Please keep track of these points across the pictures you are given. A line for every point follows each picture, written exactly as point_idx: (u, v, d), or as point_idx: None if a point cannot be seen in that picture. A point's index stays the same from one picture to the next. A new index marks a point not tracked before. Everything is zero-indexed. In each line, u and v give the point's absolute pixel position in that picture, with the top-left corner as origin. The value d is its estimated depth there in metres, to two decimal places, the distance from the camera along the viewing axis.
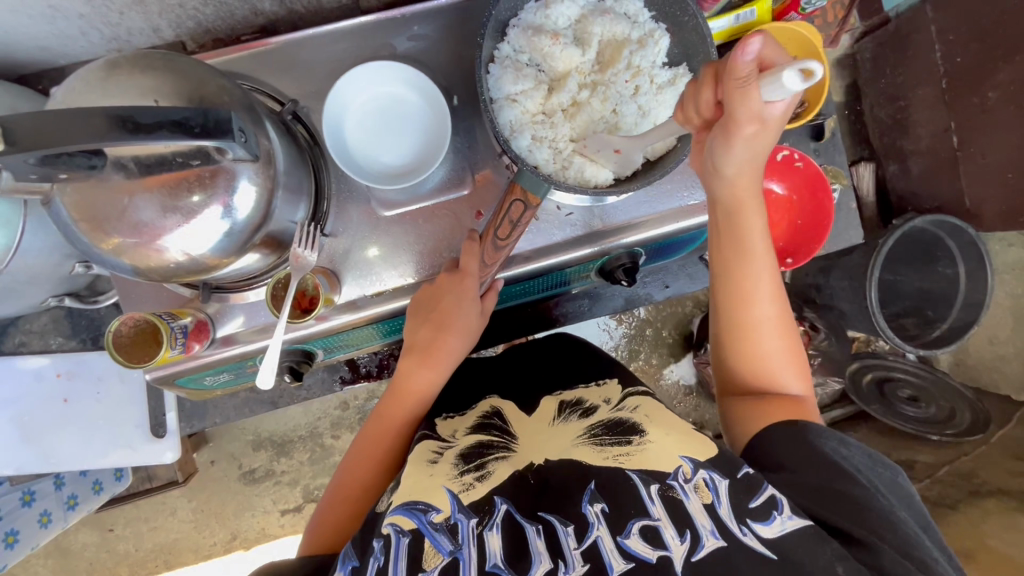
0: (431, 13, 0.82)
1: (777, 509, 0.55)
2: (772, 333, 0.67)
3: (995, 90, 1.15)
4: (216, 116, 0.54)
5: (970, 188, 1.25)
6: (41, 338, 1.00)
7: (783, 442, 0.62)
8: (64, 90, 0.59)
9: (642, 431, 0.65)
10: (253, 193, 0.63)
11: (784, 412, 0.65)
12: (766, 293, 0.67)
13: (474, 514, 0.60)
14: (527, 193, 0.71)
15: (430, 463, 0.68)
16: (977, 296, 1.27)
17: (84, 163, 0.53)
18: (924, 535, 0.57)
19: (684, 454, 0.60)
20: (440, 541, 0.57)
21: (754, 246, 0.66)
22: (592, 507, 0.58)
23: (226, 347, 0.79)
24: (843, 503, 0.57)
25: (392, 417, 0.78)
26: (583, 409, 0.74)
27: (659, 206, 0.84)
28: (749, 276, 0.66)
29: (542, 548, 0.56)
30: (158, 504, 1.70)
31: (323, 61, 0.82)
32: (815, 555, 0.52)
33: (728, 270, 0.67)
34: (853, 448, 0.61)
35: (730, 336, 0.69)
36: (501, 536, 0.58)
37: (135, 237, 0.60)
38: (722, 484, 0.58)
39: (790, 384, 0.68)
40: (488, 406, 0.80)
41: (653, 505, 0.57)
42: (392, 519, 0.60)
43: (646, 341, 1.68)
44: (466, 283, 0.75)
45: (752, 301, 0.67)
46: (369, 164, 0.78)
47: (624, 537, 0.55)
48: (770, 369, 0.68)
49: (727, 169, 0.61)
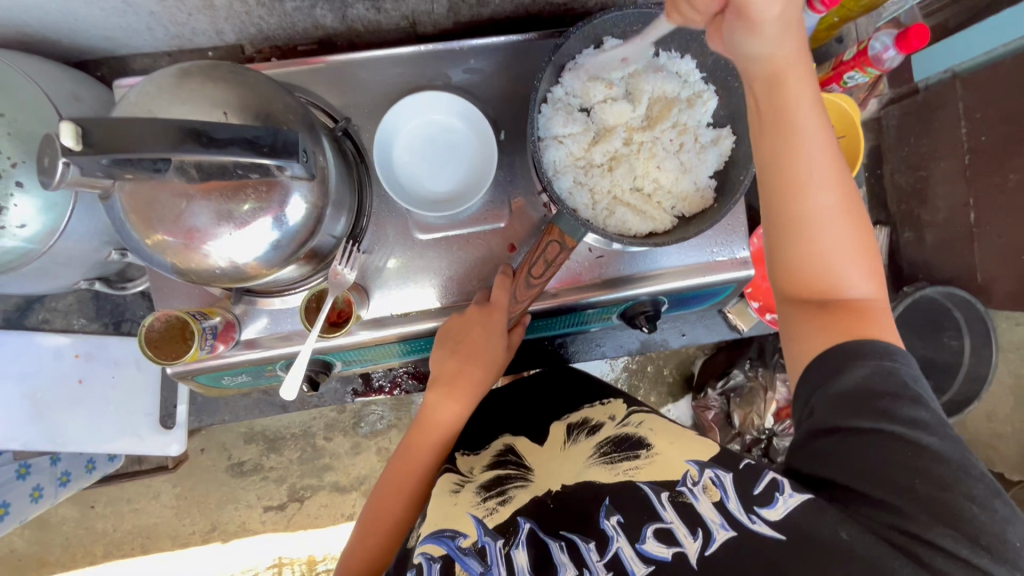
0: (488, 49, 0.84)
1: (779, 490, 0.59)
2: (832, 222, 0.60)
3: (1016, 172, 1.18)
4: (285, 137, 0.55)
5: (983, 263, 1.29)
6: (65, 317, 1.01)
7: (826, 375, 0.59)
8: (137, 91, 0.61)
9: (648, 443, 0.70)
10: (304, 208, 0.65)
11: (844, 320, 0.60)
12: (821, 174, 0.59)
13: (500, 535, 0.63)
14: (564, 236, 0.71)
15: (453, 493, 0.70)
16: (980, 370, 1.31)
17: (149, 167, 0.55)
18: (971, 475, 0.52)
19: (689, 459, 0.66)
20: (470, 564, 0.60)
21: (795, 118, 0.59)
22: (609, 521, 0.62)
23: (248, 350, 0.80)
24: (870, 454, 0.54)
25: (420, 451, 0.80)
26: (590, 428, 0.78)
27: (687, 258, 0.86)
28: (800, 153, 0.59)
29: (567, 560, 0.59)
30: (143, 487, 1.69)
31: (378, 82, 0.84)
32: (820, 524, 0.54)
33: (771, 149, 0.60)
34: (893, 377, 0.56)
35: (781, 233, 0.62)
36: (527, 552, 0.61)
37: (183, 239, 0.61)
38: (727, 479, 0.63)
39: (860, 291, 0.62)
40: (501, 444, 0.80)
41: (665, 509, 0.61)
42: (423, 548, 0.62)
43: (647, 378, 1.69)
44: (494, 318, 0.77)
45: (806, 186, 0.59)
46: (413, 187, 0.80)
47: (642, 543, 0.59)
48: (833, 271, 0.61)
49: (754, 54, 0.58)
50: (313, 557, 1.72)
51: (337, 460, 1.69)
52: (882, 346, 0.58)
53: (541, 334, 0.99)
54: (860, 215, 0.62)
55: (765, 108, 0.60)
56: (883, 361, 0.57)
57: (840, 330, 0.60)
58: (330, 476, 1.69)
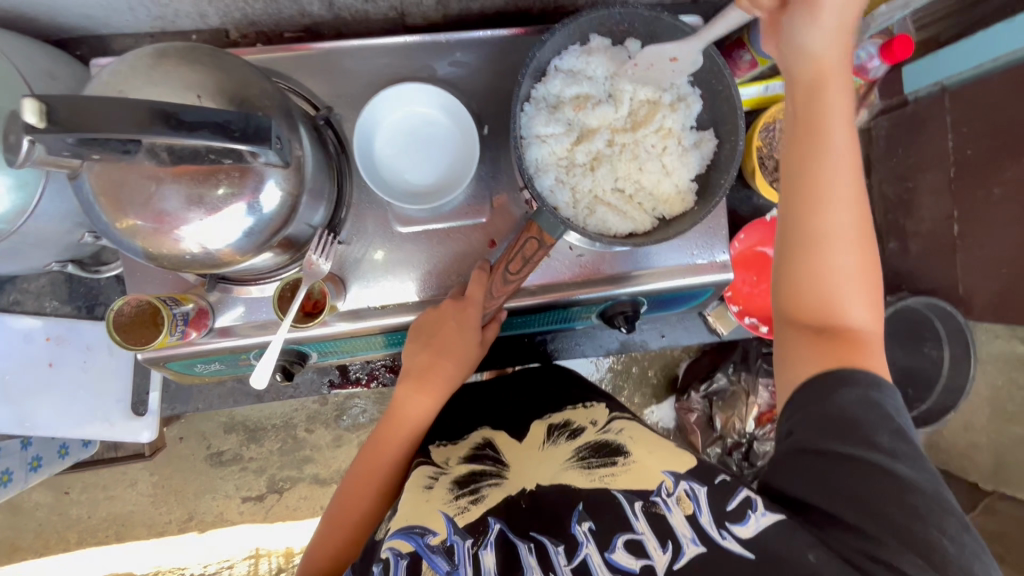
0: (475, 43, 0.84)
1: (751, 509, 0.59)
2: (845, 246, 0.60)
3: (1000, 186, 1.18)
4: (258, 123, 0.54)
5: (965, 276, 1.29)
6: (36, 299, 0.99)
7: (815, 398, 0.59)
8: (110, 71, 0.60)
9: (627, 452, 0.71)
10: (279, 196, 0.64)
11: (839, 348, 0.60)
12: (842, 197, 0.59)
13: (469, 535, 0.63)
14: (542, 232, 0.71)
15: (426, 489, 0.70)
16: (957, 382, 1.29)
17: (117, 148, 0.54)
18: (943, 508, 0.53)
19: (665, 470, 0.66)
20: (437, 563, 0.60)
21: (832, 133, 0.59)
22: (580, 527, 0.62)
23: (222, 338, 0.79)
24: (843, 476, 0.55)
25: (390, 443, 0.79)
26: (570, 431, 0.78)
27: (667, 260, 0.86)
28: (829, 169, 0.59)
29: (534, 564, 0.59)
30: (119, 474, 1.67)
31: (362, 72, 0.83)
32: (790, 544, 0.54)
33: (799, 162, 0.60)
34: (877, 407, 0.57)
35: (792, 244, 0.61)
36: (495, 554, 0.61)
37: (153, 223, 0.60)
38: (702, 492, 0.63)
39: (859, 321, 0.61)
40: (480, 438, 0.81)
41: (638, 519, 0.62)
42: (392, 543, 0.62)
43: (630, 379, 1.69)
44: (468, 311, 0.76)
45: (826, 203, 0.59)
46: (394, 180, 0.79)
47: (611, 552, 0.59)
48: (835, 297, 0.60)
49: (810, 49, 0.57)
50: (290, 550, 1.71)
51: (318, 452, 1.68)
52: (870, 376, 0.58)
53: (521, 331, 0.99)
54: (872, 250, 0.62)
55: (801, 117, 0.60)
56: (869, 391, 0.58)
57: (835, 357, 0.59)
58: (311, 468, 1.68)
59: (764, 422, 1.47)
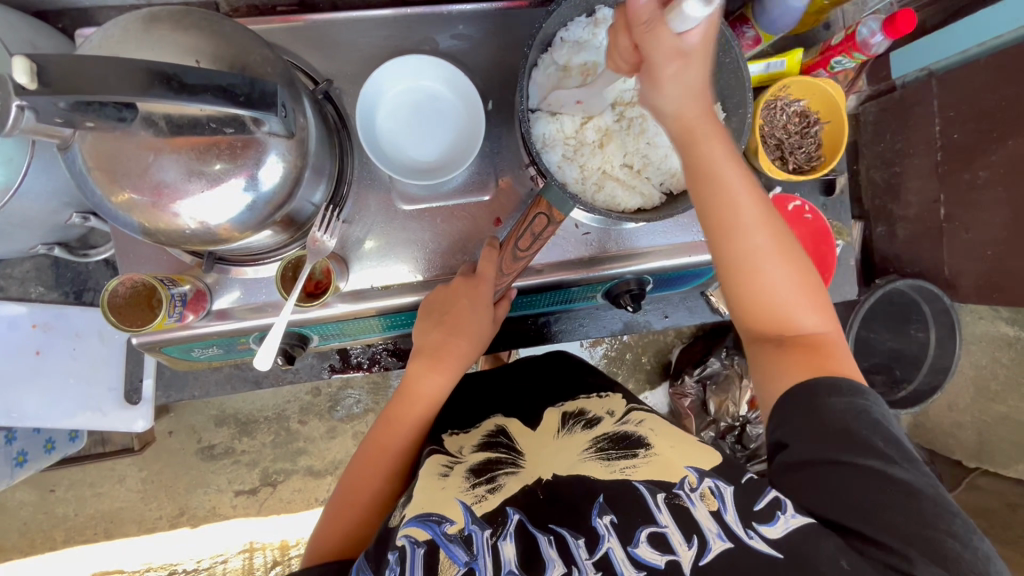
0: (477, 15, 0.82)
1: (781, 509, 0.56)
2: (778, 272, 0.63)
3: (985, 170, 1.21)
4: (262, 88, 0.53)
5: (950, 258, 1.31)
6: (20, 285, 0.95)
7: (796, 412, 0.60)
8: (100, 36, 0.57)
9: (648, 444, 0.69)
10: (280, 171, 0.61)
11: (804, 359, 0.62)
12: (757, 228, 0.62)
13: (487, 526, 0.61)
14: (551, 208, 0.69)
15: (442, 476, 0.69)
16: (943, 361, 1.33)
17: (113, 114, 0.52)
18: (950, 512, 0.53)
19: (689, 466, 0.64)
20: (455, 552, 0.58)
21: (723, 176, 0.61)
22: (602, 519, 0.59)
23: (219, 321, 0.77)
24: (849, 485, 0.55)
25: (400, 425, 0.77)
26: (586, 421, 0.76)
27: (673, 238, 0.85)
28: (731, 216, 0.62)
29: (555, 553, 0.57)
30: (107, 470, 1.63)
31: (360, 44, 0.81)
32: (819, 547, 0.52)
33: (704, 215, 0.63)
34: (863, 415, 0.58)
35: (728, 282, 0.65)
36: (514, 545, 0.59)
37: (150, 197, 0.57)
38: (727, 489, 0.60)
39: (812, 325, 0.64)
40: (492, 425, 0.80)
41: (661, 513, 0.59)
42: (408, 530, 0.60)
43: (626, 364, 1.69)
44: (479, 289, 0.75)
45: (744, 241, 0.62)
46: (398, 156, 0.77)
47: (635, 547, 0.57)
48: (778, 313, 0.64)
49: (666, 107, 0.59)
50: (285, 543, 1.68)
51: (312, 444, 1.66)
52: (841, 378, 0.60)
53: (525, 312, 0.98)
54: (804, 257, 0.65)
55: (691, 168, 0.61)
56: (853, 398, 0.59)
57: (801, 370, 0.61)
58: (305, 460, 1.66)
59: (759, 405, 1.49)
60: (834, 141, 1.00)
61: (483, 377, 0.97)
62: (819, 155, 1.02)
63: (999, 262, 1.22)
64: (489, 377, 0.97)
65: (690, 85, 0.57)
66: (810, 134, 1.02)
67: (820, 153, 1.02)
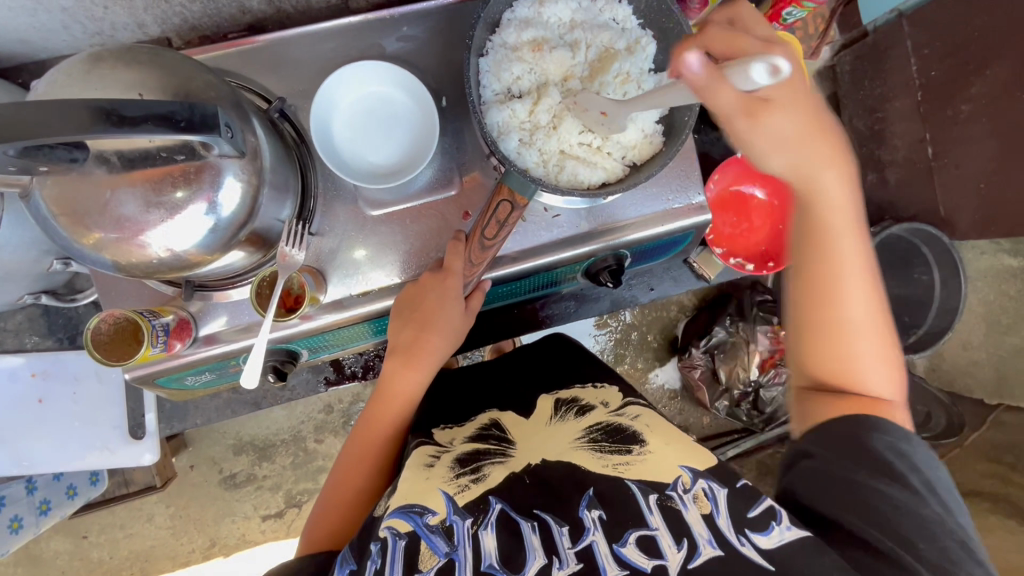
0: (421, 15, 0.82)
1: (776, 520, 0.58)
2: (856, 323, 0.67)
3: (968, 103, 1.18)
4: (202, 111, 0.54)
5: (944, 196, 1.28)
6: (16, 336, 0.98)
7: (830, 450, 0.65)
8: (45, 83, 0.59)
9: (643, 440, 0.69)
10: (240, 190, 0.63)
11: (858, 411, 0.66)
12: (853, 292, 0.67)
13: (469, 515, 0.63)
14: (514, 193, 0.71)
15: (426, 467, 0.70)
16: (952, 302, 1.30)
17: (64, 156, 0.53)
18: (968, 552, 0.58)
19: (683, 465, 0.65)
20: (436, 543, 0.60)
21: (834, 241, 0.68)
22: (589, 513, 0.61)
23: (208, 346, 0.78)
24: (870, 499, 0.61)
25: (380, 421, 0.80)
26: (579, 407, 0.77)
27: (645, 208, 0.85)
28: (834, 259, 0.67)
29: (537, 543, 0.60)
30: (135, 510, 1.66)
31: (310, 59, 0.82)
32: (815, 563, 0.54)
33: (807, 263, 0.69)
34: (904, 455, 0.63)
35: (803, 333, 0.70)
36: (495, 536, 0.61)
37: (116, 232, 0.59)
38: (719, 493, 0.61)
39: (877, 389, 0.68)
40: (486, 417, 0.80)
41: (652, 514, 0.60)
42: (391, 521, 0.63)
43: (631, 345, 1.69)
44: (449, 282, 0.76)
45: (843, 295, 0.67)
46: (357, 164, 0.78)
47: (620, 545, 0.58)
48: (850, 368, 0.68)
49: (773, 163, 0.66)
50: None
51: (331, 461, 1.67)
52: (892, 429, 0.65)
53: (509, 301, 0.99)
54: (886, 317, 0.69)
55: (805, 222, 0.69)
56: (898, 441, 0.64)
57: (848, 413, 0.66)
58: (327, 478, 1.68)
59: (768, 368, 1.49)
60: None
61: (479, 368, 0.98)
62: None
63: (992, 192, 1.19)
64: (481, 370, 0.97)
65: (783, 139, 0.64)
66: None
67: None
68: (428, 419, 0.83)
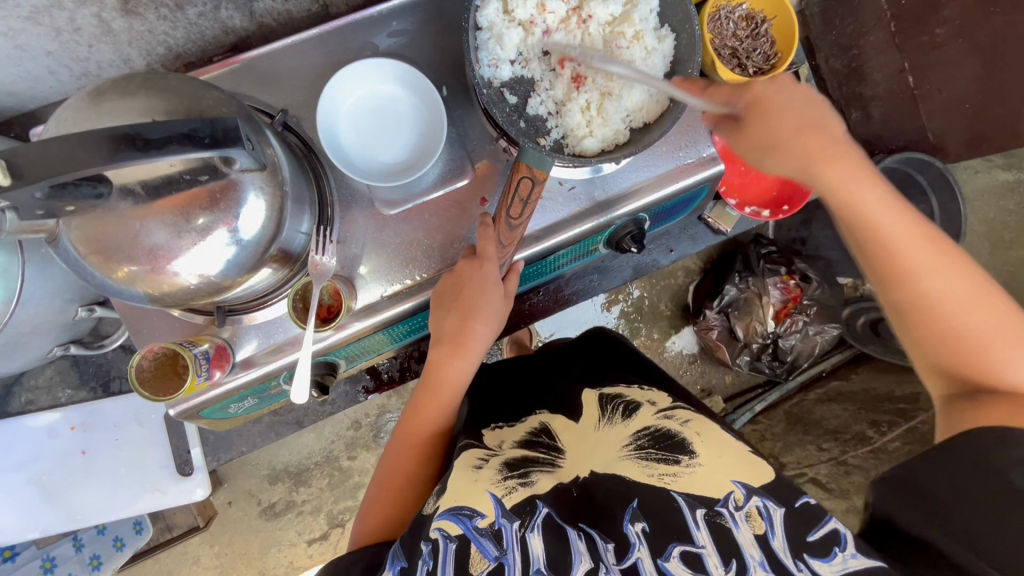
0: (408, 8, 0.81)
1: (839, 547, 0.57)
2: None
3: (942, 26, 1.17)
4: (224, 125, 0.53)
5: (931, 121, 1.27)
6: (49, 393, 0.99)
7: None
8: (54, 122, 0.58)
9: (693, 451, 0.68)
10: (264, 207, 0.62)
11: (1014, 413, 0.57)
12: (994, 329, 0.60)
13: (516, 517, 0.63)
14: (532, 169, 0.71)
15: (476, 468, 0.68)
16: (954, 226, 1.31)
17: (90, 194, 0.51)
18: None
19: (735, 480, 0.64)
20: (486, 547, 0.60)
21: (958, 330, 0.61)
22: (633, 527, 0.62)
23: (246, 371, 0.78)
24: None
25: (428, 409, 0.80)
26: (625, 407, 0.77)
27: (655, 167, 0.85)
28: (973, 335, 0.60)
29: (583, 549, 0.60)
30: (180, 554, 1.66)
31: (304, 69, 0.81)
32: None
33: (911, 330, 0.64)
34: None
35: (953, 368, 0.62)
36: (542, 537, 0.61)
37: (147, 263, 0.58)
38: (777, 513, 0.61)
39: None
40: (536, 422, 0.78)
41: (698, 530, 0.60)
42: (440, 524, 0.62)
43: (645, 316, 1.69)
44: (485, 268, 0.76)
45: (967, 334, 0.61)
46: (369, 164, 0.77)
47: (665, 560, 0.59)
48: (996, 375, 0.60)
49: (906, 246, 0.62)
50: None
51: (368, 475, 1.66)
52: None
53: (535, 283, 1.00)
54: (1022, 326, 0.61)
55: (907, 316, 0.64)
56: None
57: None
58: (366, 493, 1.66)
59: (783, 318, 1.45)
60: (785, 30, 1.02)
61: (523, 362, 0.99)
62: (775, 52, 1.02)
63: (982, 112, 1.18)
64: (518, 367, 0.96)
65: (907, 235, 0.62)
66: (761, 35, 1.02)
67: (776, 50, 1.03)
68: (483, 408, 0.84)
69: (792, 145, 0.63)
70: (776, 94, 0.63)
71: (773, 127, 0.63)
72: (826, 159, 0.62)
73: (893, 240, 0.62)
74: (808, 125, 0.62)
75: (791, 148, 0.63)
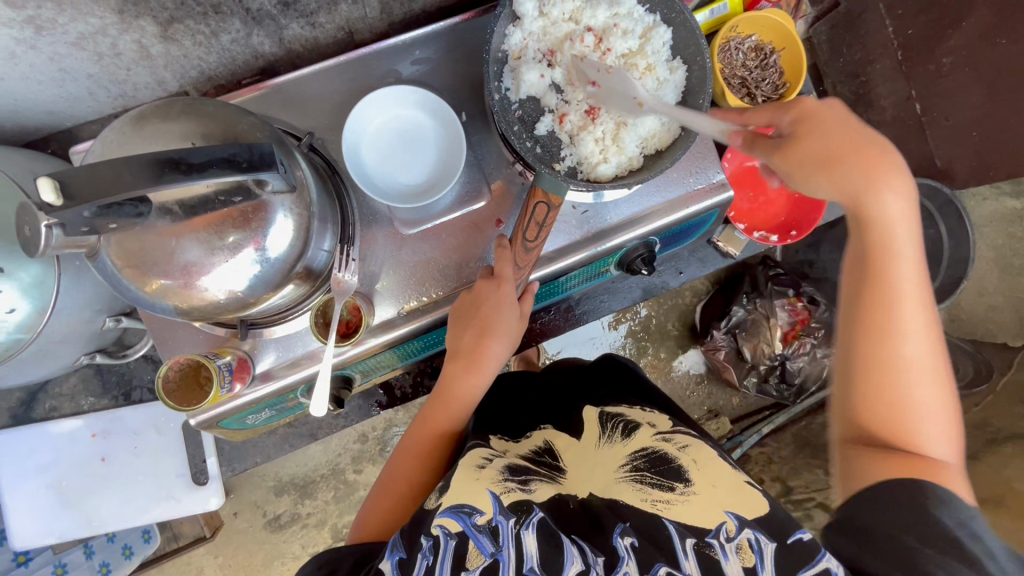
0: (431, 37, 0.85)
1: None
2: (932, 417, 0.61)
3: (949, 56, 1.20)
4: (260, 150, 0.56)
5: (938, 147, 1.27)
6: (71, 399, 1.01)
7: None
8: (99, 144, 0.61)
9: (688, 479, 0.69)
10: (291, 227, 0.64)
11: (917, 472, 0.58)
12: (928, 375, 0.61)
13: (512, 514, 0.64)
14: (548, 195, 0.74)
15: (477, 467, 0.70)
16: (961, 252, 1.30)
17: (132, 212, 0.54)
18: None
19: (728, 512, 0.64)
20: (482, 543, 0.61)
21: (903, 370, 0.61)
22: (623, 541, 0.62)
23: (265, 383, 0.80)
24: None
25: (440, 418, 0.82)
26: (624, 427, 0.78)
27: (668, 193, 0.87)
28: (910, 385, 0.61)
29: (576, 552, 0.61)
30: (185, 564, 1.67)
31: (329, 93, 0.85)
32: None
33: (853, 355, 0.63)
34: None
35: (874, 405, 0.62)
36: (536, 537, 0.62)
37: (180, 278, 0.61)
38: (768, 547, 0.60)
39: (942, 453, 0.61)
40: (540, 438, 0.81)
41: (687, 559, 0.60)
42: (441, 521, 0.63)
43: (653, 336, 1.70)
44: (502, 289, 0.78)
45: (908, 371, 0.61)
46: (390, 185, 0.80)
47: None
48: (912, 426, 0.61)
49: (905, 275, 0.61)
50: None
51: None
52: None
53: (547, 301, 1.01)
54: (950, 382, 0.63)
55: (875, 357, 0.62)
56: None
57: None
58: None
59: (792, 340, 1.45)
60: (794, 59, 1.05)
61: (533, 380, 1.01)
62: (784, 81, 1.05)
63: (988, 138, 1.21)
64: (527, 386, 0.98)
65: (894, 258, 0.61)
66: (770, 65, 1.05)
67: (785, 81, 1.05)
68: (489, 423, 0.85)
69: (814, 153, 0.61)
70: (842, 115, 0.62)
71: (832, 129, 0.61)
72: (860, 171, 0.60)
73: (885, 262, 0.61)
74: (844, 148, 0.60)
75: (823, 151, 0.61)
